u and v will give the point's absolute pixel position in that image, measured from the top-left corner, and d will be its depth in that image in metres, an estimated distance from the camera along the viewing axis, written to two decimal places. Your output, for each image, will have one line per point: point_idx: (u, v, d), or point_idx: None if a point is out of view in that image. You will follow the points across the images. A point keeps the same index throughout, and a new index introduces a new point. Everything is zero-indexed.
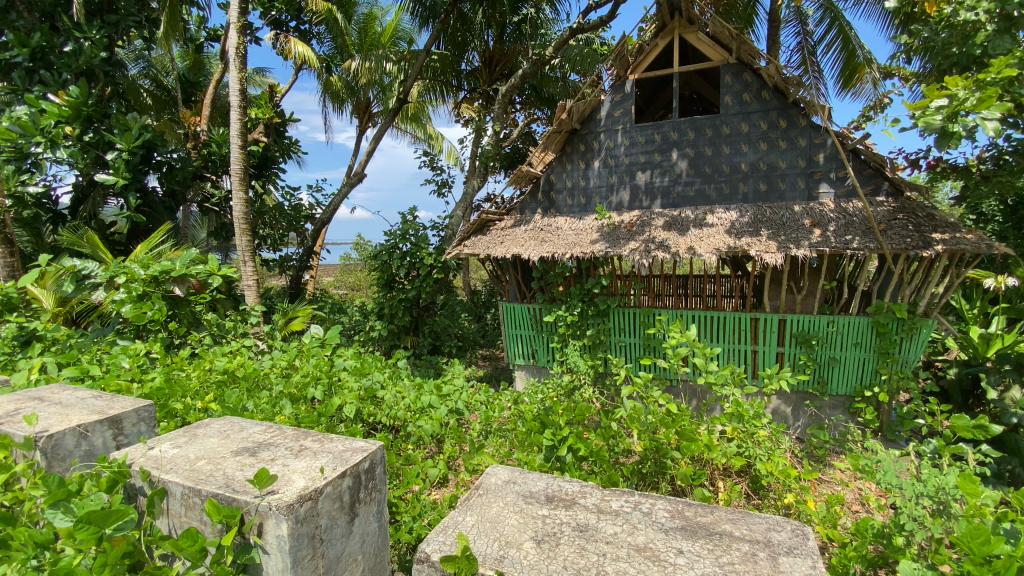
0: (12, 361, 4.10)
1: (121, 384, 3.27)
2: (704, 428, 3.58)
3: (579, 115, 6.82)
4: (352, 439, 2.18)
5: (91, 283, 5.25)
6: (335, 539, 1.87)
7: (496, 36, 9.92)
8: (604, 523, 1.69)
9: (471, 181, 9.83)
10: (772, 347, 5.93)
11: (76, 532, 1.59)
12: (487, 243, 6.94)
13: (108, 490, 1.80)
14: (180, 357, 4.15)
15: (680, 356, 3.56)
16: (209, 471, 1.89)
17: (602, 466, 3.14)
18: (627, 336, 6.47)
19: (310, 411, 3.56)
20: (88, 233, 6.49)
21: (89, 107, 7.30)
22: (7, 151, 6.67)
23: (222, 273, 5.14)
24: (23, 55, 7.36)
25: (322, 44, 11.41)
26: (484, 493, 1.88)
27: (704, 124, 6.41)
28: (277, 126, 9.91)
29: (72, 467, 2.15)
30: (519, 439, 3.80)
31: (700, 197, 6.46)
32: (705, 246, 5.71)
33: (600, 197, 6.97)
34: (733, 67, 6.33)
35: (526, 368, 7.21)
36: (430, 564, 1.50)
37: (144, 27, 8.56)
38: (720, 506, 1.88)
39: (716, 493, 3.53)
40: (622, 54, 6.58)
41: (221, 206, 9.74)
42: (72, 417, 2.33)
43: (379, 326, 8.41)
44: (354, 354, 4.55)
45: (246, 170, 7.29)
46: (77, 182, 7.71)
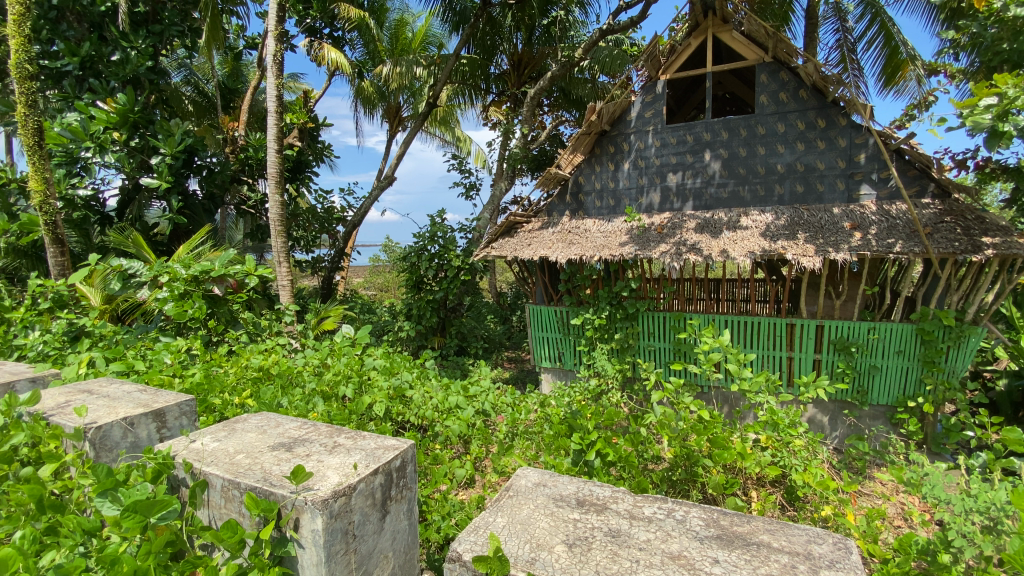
0: (63, 355, 4.32)
1: (163, 378, 3.42)
2: (737, 436, 3.49)
3: (609, 116, 6.75)
4: (384, 437, 2.21)
5: (135, 282, 5.54)
6: (368, 536, 1.90)
7: (524, 38, 9.89)
8: (636, 529, 1.66)
9: (498, 183, 9.88)
10: (808, 354, 5.74)
11: (122, 520, 1.66)
12: (515, 245, 6.95)
13: (153, 481, 1.87)
14: (218, 353, 4.30)
15: (712, 363, 3.44)
16: (247, 465, 1.95)
17: (631, 472, 3.09)
18: (656, 340, 6.37)
19: (341, 408, 3.62)
20: (133, 233, 6.78)
21: (136, 114, 7.68)
22: (59, 155, 7.50)
23: (258, 273, 5.34)
24: (74, 64, 7.82)
25: (354, 50, 11.63)
26: (514, 495, 1.87)
27: (739, 125, 6.27)
28: (311, 130, 10.17)
29: (119, 458, 2.25)
30: (546, 441, 3.78)
31: (734, 199, 6.32)
32: (739, 249, 5.58)
33: (630, 199, 6.89)
34: (769, 66, 6.17)
35: (552, 371, 7.18)
36: (461, 563, 1.50)
37: (187, 37, 8.92)
38: (756, 516, 1.83)
39: (750, 503, 3.44)
40: (653, 54, 6.49)
41: (257, 208, 10.05)
42: (119, 410, 2.44)
43: (408, 327, 8.52)
44: (383, 354, 4.64)
45: (281, 173, 7.50)
46: (124, 185, 8.07)
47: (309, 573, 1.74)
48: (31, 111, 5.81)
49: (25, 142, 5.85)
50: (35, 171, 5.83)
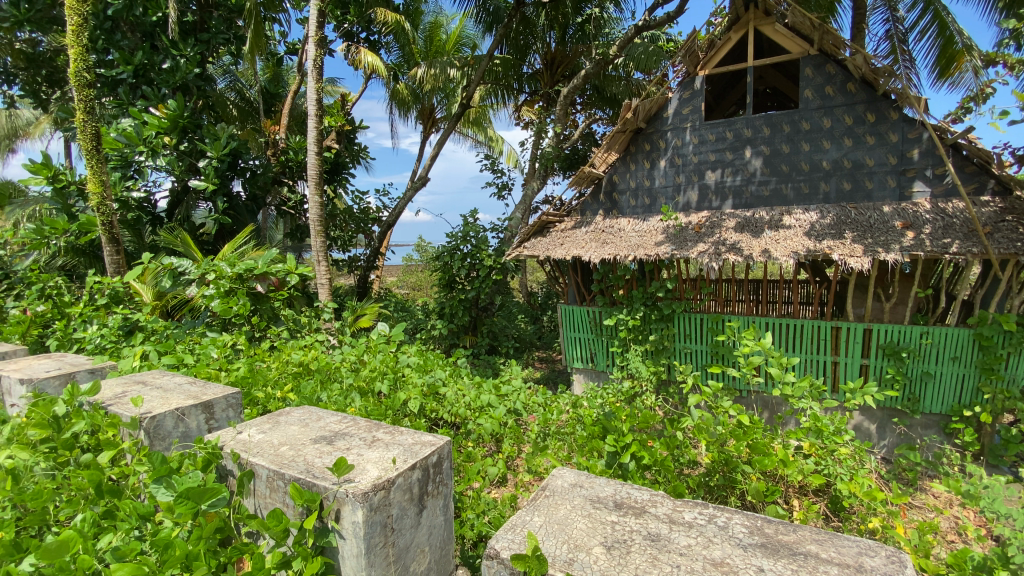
0: (119, 349, 4.57)
1: (210, 372, 3.58)
2: (778, 443, 3.38)
3: (644, 114, 6.62)
4: (421, 433, 2.24)
5: (184, 279, 5.80)
6: (405, 529, 1.93)
7: (558, 37, 9.82)
8: (676, 534, 1.62)
9: (530, 183, 9.87)
10: (855, 359, 5.50)
11: (175, 506, 1.75)
12: (548, 244, 6.92)
13: (203, 469, 1.96)
14: (261, 349, 4.46)
15: (753, 367, 3.32)
16: (291, 456, 2.01)
17: (666, 477, 3.01)
18: (693, 342, 6.23)
19: (377, 404, 3.69)
20: (182, 233, 7.10)
21: (185, 119, 8.07)
22: (115, 159, 7.96)
23: (299, 272, 5.55)
24: (128, 73, 8.27)
25: (390, 53, 11.85)
26: (551, 494, 1.87)
27: (781, 120, 6.07)
28: (348, 133, 10.41)
29: (171, 446, 2.36)
30: (578, 443, 3.75)
31: (776, 197, 6.12)
32: (781, 248, 5.41)
33: (666, 197, 6.76)
34: (814, 59, 5.94)
35: (584, 372, 7.11)
36: (499, 561, 1.51)
37: (232, 44, 9.29)
38: (803, 524, 1.76)
39: (791, 512, 3.33)
40: (692, 50, 6.35)
41: (297, 209, 10.35)
42: (171, 401, 2.55)
43: (440, 325, 8.64)
44: (417, 351, 4.73)
45: (321, 174, 7.71)
46: (174, 187, 8.47)
47: (349, 564, 1.78)
48: (90, 118, 6.16)
49: (83, 147, 6.21)
50: (92, 173, 6.18)
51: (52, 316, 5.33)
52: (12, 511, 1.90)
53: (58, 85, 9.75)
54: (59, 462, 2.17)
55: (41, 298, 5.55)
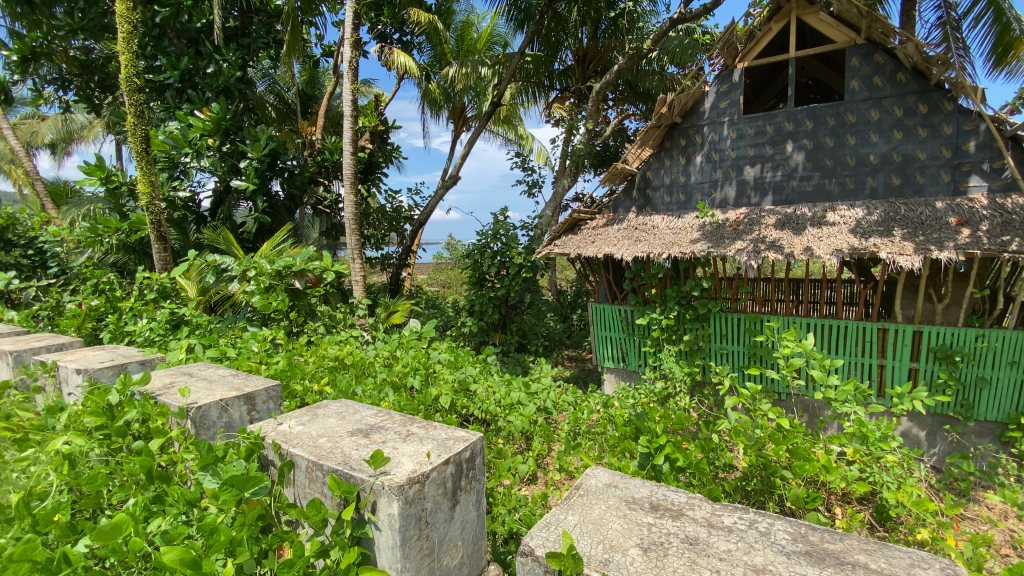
0: (166, 341, 4.79)
1: (251, 365, 3.70)
2: (819, 448, 3.24)
3: (680, 108, 6.48)
4: (454, 428, 2.26)
5: (227, 276, 6.04)
6: (439, 523, 1.95)
7: (591, 33, 9.81)
8: (715, 538, 1.58)
9: (561, 180, 9.81)
10: (904, 362, 5.25)
11: (221, 493, 1.82)
12: (579, 242, 6.85)
13: (246, 458, 2.02)
14: (299, 343, 4.59)
15: (794, 368, 3.17)
16: (329, 448, 2.05)
17: (701, 480, 2.95)
18: (729, 343, 6.07)
19: (410, 399, 3.74)
20: (224, 232, 7.36)
21: (228, 121, 8.39)
22: (163, 161, 8.33)
23: (334, 269, 5.73)
24: (174, 77, 8.65)
25: (423, 54, 11.98)
26: (585, 494, 1.85)
27: (825, 113, 5.84)
28: (381, 133, 10.60)
29: (216, 435, 2.45)
30: (610, 443, 3.70)
31: (819, 193, 5.90)
32: (825, 246, 5.21)
33: (702, 193, 6.59)
34: (861, 48, 5.69)
35: (615, 372, 7.02)
36: (534, 558, 1.51)
37: (272, 48, 9.58)
38: (851, 533, 1.69)
39: (834, 521, 3.20)
40: (730, 42, 6.19)
41: (332, 208, 10.58)
42: (216, 392, 2.65)
43: (470, 323, 8.71)
44: (448, 348, 4.79)
45: (356, 173, 7.86)
46: (217, 187, 8.80)
47: (385, 555, 1.81)
48: (140, 121, 6.44)
49: (134, 149, 6.51)
50: (142, 175, 6.48)
51: (105, 310, 5.62)
52: (69, 494, 2.01)
53: (109, 90, 10.25)
54: (113, 449, 2.28)
55: (95, 293, 5.86)
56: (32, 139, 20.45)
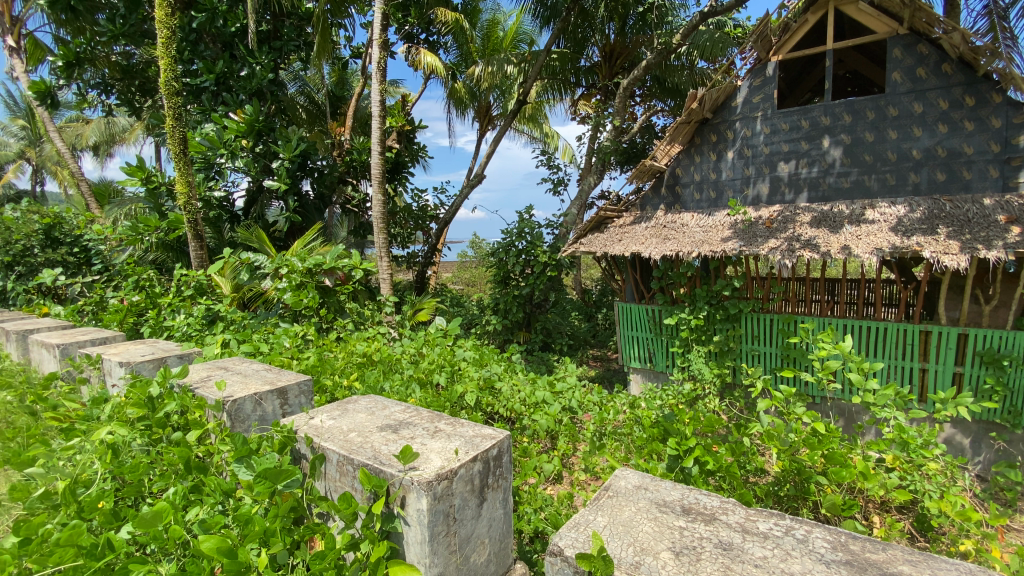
0: (203, 337, 4.96)
1: (284, 360, 3.80)
2: (857, 454, 3.13)
3: (711, 103, 6.33)
4: (482, 426, 2.26)
5: (260, 273, 6.22)
6: (466, 520, 1.95)
7: (618, 28, 9.63)
8: (751, 544, 1.54)
9: (587, 178, 9.73)
10: (947, 366, 5.03)
11: (255, 484, 1.87)
12: (605, 240, 6.77)
13: (280, 451, 2.07)
14: (329, 339, 4.68)
15: (830, 372, 3.03)
16: (359, 443, 2.08)
17: (732, 484, 2.88)
18: (761, 344, 5.93)
19: (436, 395, 3.77)
20: (257, 230, 7.56)
21: (260, 122, 8.61)
22: (199, 162, 8.62)
23: (363, 266, 5.83)
24: (210, 80, 8.94)
25: (449, 53, 12.04)
26: (614, 495, 1.83)
27: (864, 106, 5.63)
28: (407, 133, 10.73)
29: (250, 428, 2.51)
30: (637, 445, 3.65)
31: (858, 189, 5.70)
32: (864, 244, 5.03)
33: (733, 190, 6.44)
34: (904, 39, 5.45)
35: (642, 372, 6.93)
36: (563, 558, 1.50)
37: (302, 51, 9.79)
38: (894, 543, 1.62)
39: (872, 530, 3.09)
40: (764, 34, 6.05)
41: (360, 207, 10.76)
42: (250, 386, 2.72)
43: (495, 321, 8.73)
44: (473, 346, 4.82)
45: (384, 172, 7.96)
46: (250, 187, 9.06)
47: (414, 550, 1.82)
48: (178, 124, 6.66)
49: (173, 151, 6.75)
50: (180, 175, 6.72)
51: (146, 306, 5.85)
52: (112, 482, 2.09)
53: (149, 94, 10.64)
54: (153, 439, 2.36)
55: (136, 289, 6.09)
56: (77, 141, 21.40)
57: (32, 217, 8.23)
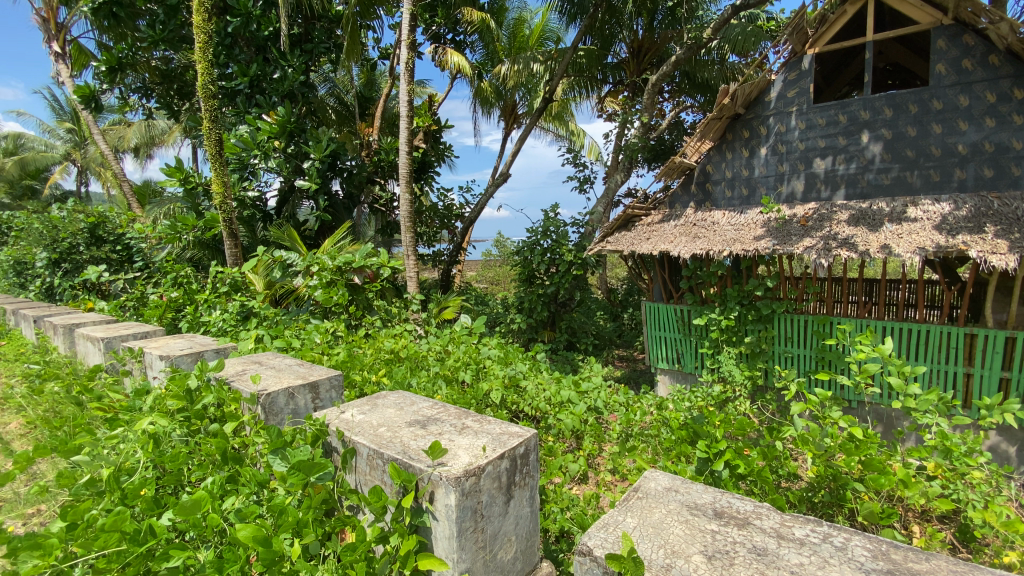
0: (237, 332, 5.12)
1: (315, 355, 3.89)
2: (896, 461, 3.01)
3: (743, 98, 6.17)
4: (508, 423, 2.26)
5: (292, 271, 6.39)
6: (494, 517, 1.96)
7: (646, 24, 9.51)
8: (786, 551, 1.50)
9: (613, 176, 9.63)
10: (994, 372, 4.80)
11: (289, 476, 1.92)
12: (633, 239, 6.68)
13: (312, 444, 2.12)
14: (358, 336, 4.77)
15: (868, 375, 2.91)
16: (389, 437, 2.11)
17: (763, 488, 2.80)
18: (794, 346, 5.77)
19: (462, 393, 3.80)
20: (289, 229, 7.75)
21: (292, 124, 8.82)
22: (235, 163, 8.90)
23: (391, 264, 5.91)
24: (245, 84, 9.22)
25: (475, 53, 12.07)
26: (644, 496, 1.80)
27: (907, 100, 5.41)
28: (434, 132, 10.84)
29: (283, 421, 2.58)
30: (665, 446, 3.59)
31: (899, 186, 5.48)
32: (905, 244, 4.84)
33: (767, 187, 6.27)
34: (948, 29, 5.24)
35: (670, 373, 6.82)
36: (592, 558, 1.49)
37: (332, 53, 9.98)
38: (938, 553, 1.56)
39: (911, 539, 2.97)
40: (800, 26, 5.85)
41: (387, 206, 10.91)
42: (284, 380, 2.79)
43: (520, 319, 8.75)
44: (498, 344, 4.84)
45: (411, 172, 8.05)
46: (282, 187, 9.31)
47: (442, 545, 1.84)
48: (214, 126, 6.87)
49: (209, 152, 6.97)
50: (216, 176, 6.93)
51: (184, 302, 6.07)
52: (153, 470, 2.17)
53: (187, 98, 11.04)
54: (192, 430, 2.44)
55: (174, 286, 6.32)
56: (120, 143, 22.33)
57: (78, 217, 8.63)
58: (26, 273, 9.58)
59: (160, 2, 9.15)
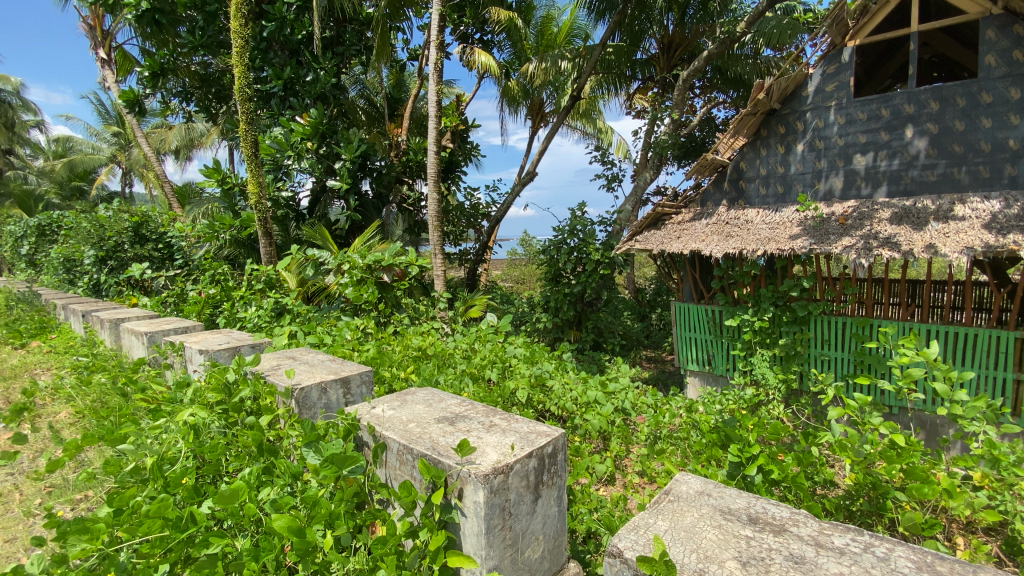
0: (271, 328, 5.28)
1: (346, 351, 3.97)
2: (940, 470, 2.88)
3: (779, 93, 6.00)
4: (536, 422, 2.25)
5: (324, 269, 6.54)
6: (522, 515, 1.96)
7: (677, 19, 9.36)
8: (825, 559, 1.45)
9: (642, 173, 9.49)
10: None
11: (322, 468, 1.96)
12: (662, 238, 6.57)
13: (344, 438, 2.17)
14: (387, 333, 4.85)
15: (911, 381, 2.78)
16: (418, 433, 2.13)
17: (799, 495, 2.71)
18: (832, 349, 5.58)
19: (488, 391, 3.82)
20: (320, 228, 7.93)
21: (324, 125, 9.03)
22: (270, 163, 9.18)
23: (419, 263, 5.98)
24: (279, 86, 9.48)
25: (502, 52, 12.08)
26: (675, 500, 1.77)
27: (954, 92, 5.18)
28: (461, 132, 10.92)
29: (317, 415, 2.64)
30: (695, 450, 3.53)
31: (945, 183, 5.23)
32: (951, 243, 4.63)
33: (803, 185, 6.08)
34: (998, 19, 5.04)
35: (700, 375, 6.68)
36: (622, 560, 1.48)
37: (363, 55, 10.16)
38: (987, 566, 1.48)
39: (956, 552, 2.84)
40: (839, 18, 5.64)
41: (415, 206, 11.03)
42: (317, 375, 2.86)
43: (546, 319, 8.74)
44: (524, 343, 4.84)
45: (439, 171, 8.12)
46: (314, 187, 9.53)
47: (470, 542, 1.86)
48: (250, 128, 7.08)
49: (246, 153, 7.19)
50: (252, 176, 7.14)
51: (221, 298, 6.28)
52: (193, 460, 2.26)
53: (224, 101, 11.47)
54: (229, 422, 2.52)
55: (212, 283, 6.55)
56: (161, 145, 23.26)
57: (123, 216, 9.02)
58: (75, 269, 10.08)
59: (199, 9, 9.48)
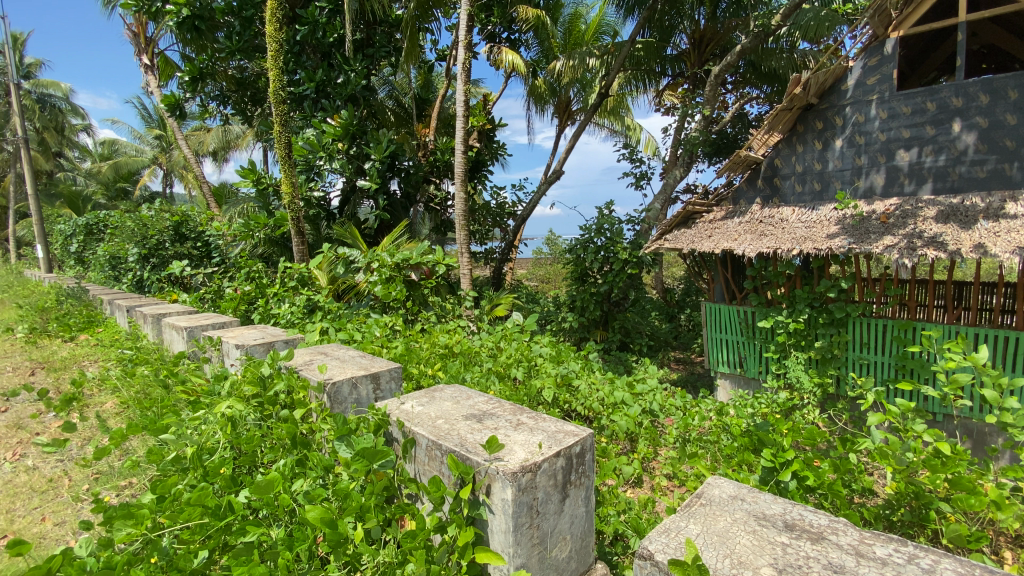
0: (304, 324, 5.43)
1: (375, 348, 4.04)
2: (988, 482, 2.75)
3: (817, 87, 5.79)
4: (564, 422, 2.24)
5: (353, 267, 6.68)
6: (549, 514, 1.96)
7: (708, 14, 9.17)
8: (865, 570, 1.41)
9: (671, 171, 9.34)
10: None
11: (353, 462, 2.01)
12: (692, 237, 6.45)
13: (374, 432, 2.21)
14: (414, 331, 4.91)
15: (957, 388, 2.66)
16: (447, 430, 2.15)
17: (836, 503, 2.61)
18: (871, 353, 5.38)
19: (514, 389, 3.83)
20: (350, 227, 8.09)
21: (354, 126, 9.22)
22: (302, 164, 9.41)
23: (446, 262, 6.04)
24: (311, 89, 9.71)
25: (530, 50, 12.06)
26: (708, 504, 1.74)
27: (1005, 85, 4.95)
28: (488, 131, 10.95)
29: (348, 409, 2.70)
30: (726, 453, 3.45)
31: (996, 179, 4.99)
32: (1002, 243, 4.40)
33: (841, 182, 5.88)
34: None
35: (731, 378, 6.53)
36: (653, 563, 1.46)
37: (392, 56, 10.31)
38: None
39: (1005, 567, 2.70)
40: (882, 8, 5.42)
41: (442, 205, 11.12)
42: (348, 370, 2.92)
43: (572, 318, 8.68)
44: (550, 342, 4.82)
45: (466, 171, 8.16)
46: (344, 187, 9.72)
47: (498, 539, 1.86)
48: (284, 129, 7.27)
49: (280, 155, 7.38)
50: (285, 177, 7.34)
51: (255, 295, 6.48)
52: (231, 451, 2.33)
53: (259, 103, 11.81)
54: (265, 414, 2.59)
55: (247, 280, 6.76)
56: (200, 148, 24.13)
57: (165, 216, 9.39)
58: (120, 267, 10.56)
59: (236, 14, 9.79)
